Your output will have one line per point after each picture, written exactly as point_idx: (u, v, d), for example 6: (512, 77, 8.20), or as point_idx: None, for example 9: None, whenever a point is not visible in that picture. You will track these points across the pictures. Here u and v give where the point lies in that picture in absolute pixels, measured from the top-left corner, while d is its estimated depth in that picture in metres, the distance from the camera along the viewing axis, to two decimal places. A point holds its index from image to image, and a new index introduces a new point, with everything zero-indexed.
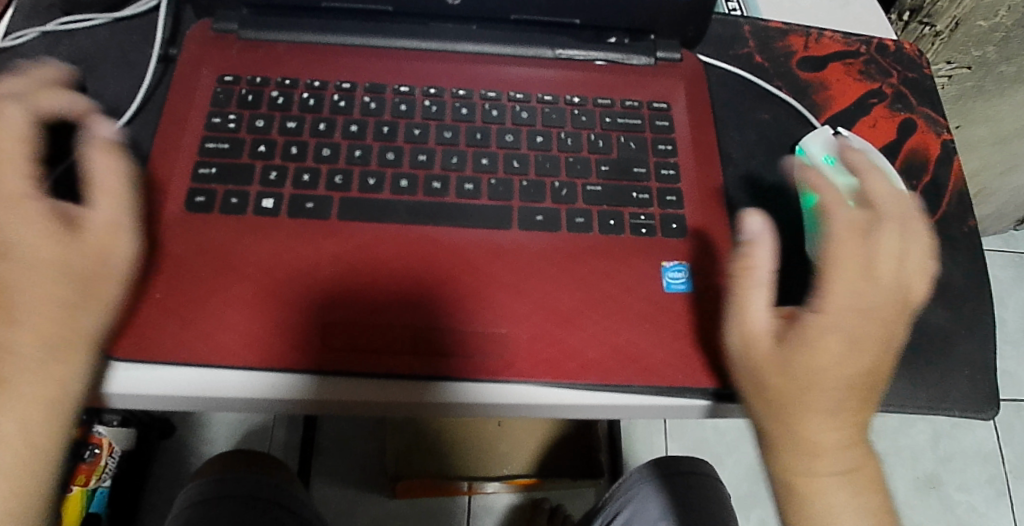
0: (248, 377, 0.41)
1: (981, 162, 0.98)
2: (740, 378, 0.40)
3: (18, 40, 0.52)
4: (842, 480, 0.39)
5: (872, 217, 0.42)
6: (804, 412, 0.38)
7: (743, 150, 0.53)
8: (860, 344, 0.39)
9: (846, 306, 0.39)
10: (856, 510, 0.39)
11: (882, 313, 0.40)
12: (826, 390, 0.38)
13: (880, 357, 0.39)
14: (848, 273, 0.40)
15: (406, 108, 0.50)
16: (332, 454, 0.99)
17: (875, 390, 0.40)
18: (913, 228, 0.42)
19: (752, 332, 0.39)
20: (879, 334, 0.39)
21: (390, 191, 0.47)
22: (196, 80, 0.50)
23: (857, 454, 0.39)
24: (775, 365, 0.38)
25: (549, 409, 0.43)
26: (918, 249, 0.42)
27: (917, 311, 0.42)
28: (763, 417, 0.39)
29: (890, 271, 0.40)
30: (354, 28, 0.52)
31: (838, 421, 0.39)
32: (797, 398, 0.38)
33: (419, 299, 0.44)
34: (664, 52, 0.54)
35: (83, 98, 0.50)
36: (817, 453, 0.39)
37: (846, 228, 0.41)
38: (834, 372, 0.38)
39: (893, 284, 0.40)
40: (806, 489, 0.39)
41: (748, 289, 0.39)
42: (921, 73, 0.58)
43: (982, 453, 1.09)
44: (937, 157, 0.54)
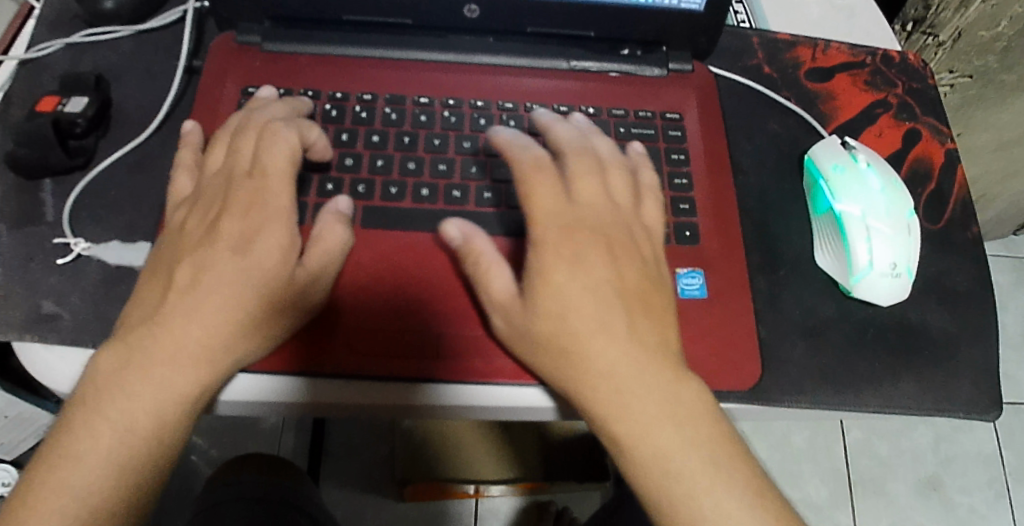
0: (276, 382, 0.43)
1: (982, 168, 1.00)
2: (521, 345, 0.42)
3: (44, 51, 0.53)
4: (659, 408, 0.38)
5: (573, 161, 0.45)
6: (584, 341, 0.40)
7: (754, 160, 0.55)
8: (584, 277, 0.41)
9: (554, 236, 0.42)
10: (682, 439, 0.38)
11: (604, 248, 0.42)
12: (558, 322, 0.40)
13: (613, 279, 0.42)
14: (553, 208, 0.43)
15: (426, 118, 0.51)
16: (341, 457, 1.00)
17: (645, 318, 0.41)
18: (620, 173, 0.47)
19: (499, 292, 0.42)
20: (598, 257, 0.42)
21: (412, 200, 0.48)
22: (221, 91, 0.51)
23: (661, 378, 0.39)
24: (514, 308, 0.41)
25: (557, 412, 0.45)
26: (623, 188, 0.46)
27: (650, 251, 0.44)
28: (561, 372, 0.40)
29: (587, 200, 0.44)
30: (374, 40, 0.54)
31: (619, 347, 0.40)
32: (555, 330, 0.40)
33: (440, 304, 0.45)
34: (676, 63, 0.56)
35: (109, 108, 0.51)
36: (619, 379, 0.39)
37: (534, 168, 0.44)
38: (566, 303, 0.40)
39: (596, 219, 0.44)
40: (641, 417, 0.38)
41: (484, 265, 0.42)
42: (926, 84, 0.60)
43: (982, 455, 1.10)
44: (941, 165, 0.56)
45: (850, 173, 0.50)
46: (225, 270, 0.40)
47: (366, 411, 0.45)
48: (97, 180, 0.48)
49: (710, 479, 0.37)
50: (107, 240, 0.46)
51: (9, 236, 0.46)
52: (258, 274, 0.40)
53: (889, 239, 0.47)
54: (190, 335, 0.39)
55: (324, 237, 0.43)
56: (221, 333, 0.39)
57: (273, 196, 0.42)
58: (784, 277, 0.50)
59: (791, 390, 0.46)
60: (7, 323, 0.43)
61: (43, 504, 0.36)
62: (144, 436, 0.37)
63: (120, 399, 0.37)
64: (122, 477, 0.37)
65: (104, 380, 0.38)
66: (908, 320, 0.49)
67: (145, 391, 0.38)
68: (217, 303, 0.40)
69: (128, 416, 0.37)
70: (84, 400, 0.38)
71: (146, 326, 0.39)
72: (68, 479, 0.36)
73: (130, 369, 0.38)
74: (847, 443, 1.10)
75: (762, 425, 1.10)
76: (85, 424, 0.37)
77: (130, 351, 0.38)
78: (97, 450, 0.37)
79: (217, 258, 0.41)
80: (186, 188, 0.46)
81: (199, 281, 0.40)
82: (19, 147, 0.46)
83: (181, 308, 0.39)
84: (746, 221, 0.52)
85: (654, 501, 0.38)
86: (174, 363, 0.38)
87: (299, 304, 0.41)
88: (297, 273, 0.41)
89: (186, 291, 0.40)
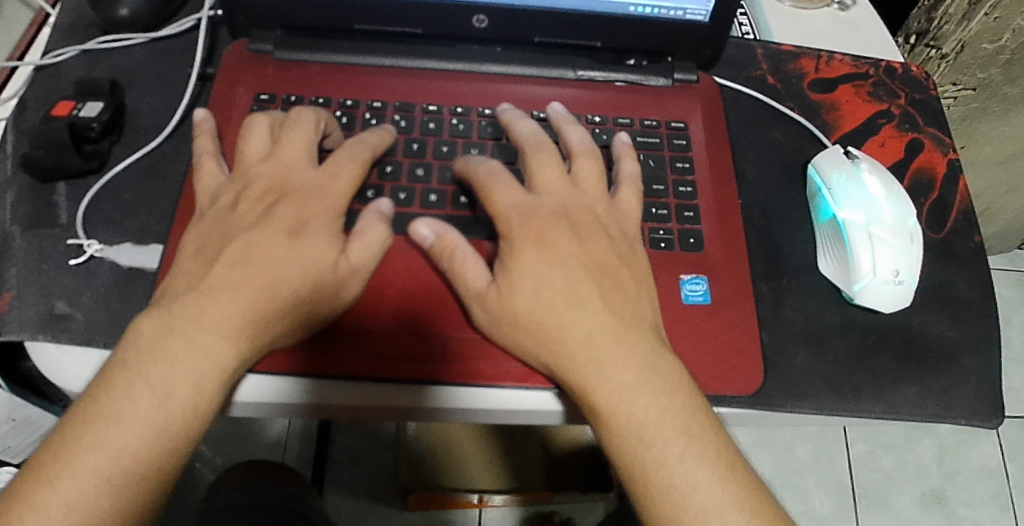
0: (282, 385, 0.43)
1: (986, 182, 1.00)
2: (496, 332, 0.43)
3: (59, 58, 0.54)
4: (634, 377, 0.40)
5: (536, 156, 0.47)
6: (556, 316, 0.42)
7: (757, 169, 0.55)
8: (553, 255, 0.43)
9: (519, 224, 0.44)
10: (656, 407, 0.40)
11: (569, 227, 0.44)
12: (530, 299, 0.42)
13: (580, 259, 0.44)
14: (518, 196, 0.45)
15: (435, 126, 0.52)
16: (343, 466, 1.00)
17: (613, 292, 0.43)
18: (590, 160, 0.49)
19: (473, 283, 0.43)
20: (566, 240, 0.44)
21: (420, 205, 0.48)
22: (234, 98, 0.52)
23: (634, 348, 0.41)
24: (488, 293, 0.42)
25: (542, 416, 0.45)
26: (592, 177, 0.48)
27: (620, 232, 0.46)
28: (538, 352, 0.42)
29: (546, 188, 0.46)
30: (385, 49, 0.55)
31: (592, 319, 0.42)
32: (527, 309, 0.42)
33: (447, 308, 0.45)
34: (681, 74, 0.56)
35: (123, 113, 0.52)
36: (592, 349, 0.41)
37: (489, 177, 0.46)
38: (535, 280, 0.42)
39: (559, 202, 0.46)
40: (616, 386, 0.40)
41: (460, 257, 0.43)
42: (928, 95, 0.60)
43: (986, 469, 1.10)
44: (944, 175, 0.56)
45: (850, 183, 0.50)
46: (274, 251, 0.42)
47: (369, 413, 0.45)
48: (111, 184, 0.49)
49: (683, 446, 0.39)
50: (120, 242, 0.47)
51: (24, 238, 0.46)
52: (307, 259, 0.42)
53: (889, 245, 0.48)
54: (234, 309, 0.40)
55: (364, 232, 0.43)
56: (266, 311, 0.40)
57: (327, 193, 0.44)
58: (787, 283, 0.50)
59: (795, 395, 0.46)
60: (21, 323, 0.43)
61: (77, 460, 0.36)
62: (182, 403, 0.38)
63: (164, 364, 0.38)
64: (156, 441, 0.37)
65: (148, 343, 0.38)
66: (910, 327, 0.49)
67: (190, 358, 0.38)
68: (264, 283, 0.41)
69: (169, 380, 0.38)
70: (127, 361, 0.38)
71: (192, 296, 0.40)
72: (104, 437, 0.36)
73: (176, 335, 0.38)
74: (851, 456, 1.09)
75: (766, 437, 1.10)
76: (127, 385, 0.37)
77: (176, 318, 0.39)
78: (136, 412, 0.37)
79: (267, 239, 0.42)
80: (207, 161, 0.47)
81: (250, 261, 0.41)
82: (35, 150, 0.47)
83: (228, 283, 0.40)
84: (750, 229, 0.52)
85: (631, 469, 0.39)
86: (217, 335, 0.39)
87: (338, 292, 0.42)
88: (340, 262, 0.42)
89: (233, 267, 0.41)
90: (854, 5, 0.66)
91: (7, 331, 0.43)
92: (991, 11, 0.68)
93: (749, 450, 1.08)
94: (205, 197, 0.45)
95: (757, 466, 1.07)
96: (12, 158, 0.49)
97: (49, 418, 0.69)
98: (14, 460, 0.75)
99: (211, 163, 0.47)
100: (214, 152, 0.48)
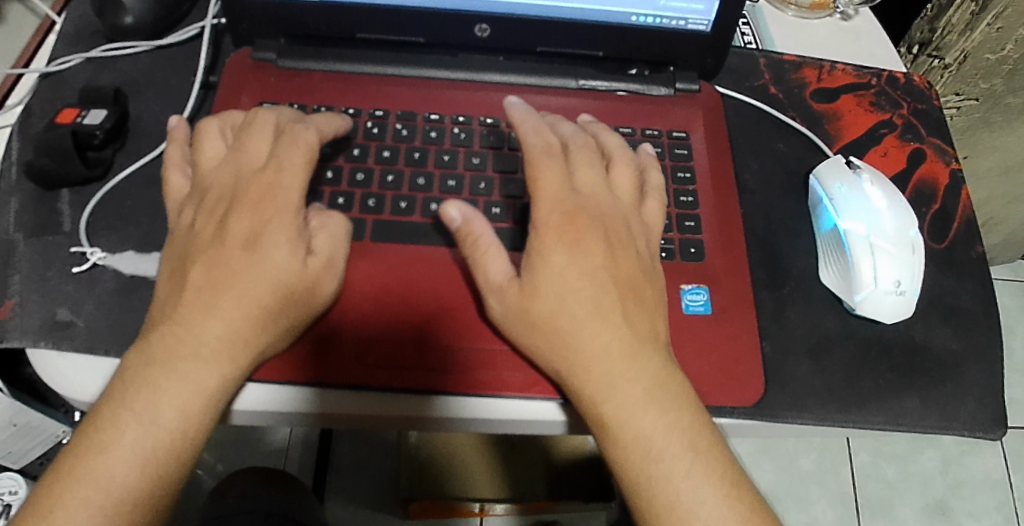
0: (284, 393, 0.43)
1: (990, 192, 1.00)
2: (514, 331, 0.42)
3: (64, 66, 0.54)
4: (644, 392, 0.40)
5: (586, 150, 0.47)
6: (574, 324, 0.41)
7: (759, 179, 0.55)
8: (583, 262, 0.42)
9: (557, 221, 0.43)
10: (664, 424, 0.39)
11: (604, 238, 0.43)
12: (554, 301, 0.41)
13: (610, 262, 0.43)
14: (554, 193, 0.44)
15: (437, 135, 0.52)
16: (345, 473, 1.00)
17: (636, 306, 0.42)
18: (624, 164, 0.48)
19: (500, 279, 0.42)
20: (602, 242, 0.43)
21: (421, 214, 0.49)
22: (237, 106, 0.52)
23: (645, 363, 0.40)
24: (509, 289, 0.42)
25: (539, 425, 0.45)
26: (627, 182, 0.47)
27: (646, 246, 0.45)
28: (549, 356, 0.41)
29: (587, 186, 0.45)
30: (389, 58, 0.55)
31: (608, 330, 0.41)
32: (547, 311, 0.41)
33: (449, 316, 0.45)
34: (683, 83, 0.56)
35: (127, 121, 0.52)
36: (607, 361, 0.40)
37: (541, 152, 0.45)
38: (563, 283, 0.41)
39: (597, 205, 0.44)
40: (626, 400, 0.39)
41: (483, 248, 0.43)
42: (930, 104, 0.60)
43: (990, 480, 1.09)
44: (946, 186, 0.56)
45: (855, 193, 0.50)
46: (237, 268, 0.41)
47: (372, 422, 0.45)
48: (114, 191, 0.49)
49: (690, 462, 0.39)
50: (122, 249, 0.47)
51: (27, 245, 0.46)
52: (270, 270, 0.41)
53: (892, 258, 0.47)
54: (210, 332, 0.39)
55: (323, 225, 0.44)
56: (243, 329, 0.40)
57: (281, 192, 0.42)
58: (788, 293, 0.50)
59: (795, 406, 0.46)
60: (23, 330, 0.43)
61: (69, 493, 0.36)
62: (168, 430, 0.38)
63: (145, 392, 0.38)
64: (147, 468, 0.37)
65: (132, 373, 0.38)
66: (913, 338, 0.49)
67: (171, 386, 0.38)
68: (236, 301, 0.40)
69: (154, 408, 0.38)
70: (113, 392, 0.38)
71: (169, 324, 0.40)
72: (95, 469, 0.37)
73: (154, 365, 0.38)
74: (854, 466, 1.09)
75: (768, 447, 1.09)
76: (113, 416, 0.37)
77: (156, 347, 0.39)
78: (124, 442, 0.37)
79: (227, 258, 0.41)
80: (174, 173, 0.46)
81: (219, 283, 0.40)
82: (39, 158, 0.47)
83: (201, 306, 0.40)
84: (752, 239, 0.52)
85: (636, 483, 0.39)
86: (197, 359, 0.39)
87: (313, 289, 0.42)
88: (308, 261, 0.42)
89: (203, 290, 0.40)
90: (856, 15, 0.67)
91: (8, 338, 0.43)
92: (993, 21, 0.68)
93: (751, 460, 1.08)
94: (172, 213, 0.45)
95: (760, 476, 1.06)
96: (17, 165, 0.50)
97: (53, 425, 0.71)
98: (15, 466, 0.74)
99: (179, 175, 0.46)
100: (182, 161, 0.47)
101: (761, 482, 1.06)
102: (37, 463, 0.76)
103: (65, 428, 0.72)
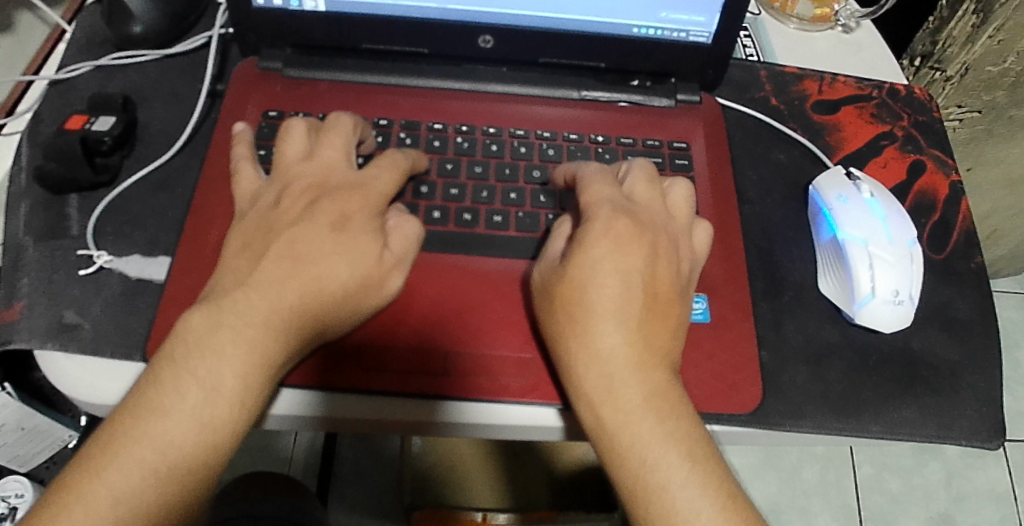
0: (286, 398, 0.44)
1: (994, 203, 1.00)
2: (544, 315, 0.43)
3: (74, 73, 0.55)
4: (642, 399, 0.40)
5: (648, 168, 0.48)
6: (591, 321, 0.41)
7: (759, 188, 0.56)
8: (622, 263, 0.42)
9: (606, 221, 0.43)
10: (662, 431, 0.39)
11: (650, 247, 0.43)
12: (579, 294, 0.42)
13: (649, 265, 0.42)
14: (604, 199, 0.45)
15: (440, 144, 0.53)
16: (348, 482, 1.00)
17: (659, 317, 0.42)
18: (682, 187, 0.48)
19: (548, 264, 0.44)
20: (643, 248, 0.43)
21: (424, 221, 0.49)
22: (243, 114, 0.53)
23: (650, 371, 0.40)
24: (551, 272, 0.43)
25: (536, 430, 0.45)
26: (683, 204, 0.48)
27: (687, 265, 0.45)
28: (562, 344, 0.42)
29: (647, 199, 0.46)
30: (393, 68, 0.56)
31: (621, 330, 0.41)
32: (576, 303, 0.41)
33: (452, 321, 0.46)
34: (684, 95, 0.57)
35: (135, 128, 0.53)
36: (611, 366, 0.40)
37: (596, 174, 0.47)
38: (591, 279, 0.41)
39: (652, 218, 0.45)
40: (624, 406, 0.40)
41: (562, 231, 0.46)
42: (931, 116, 0.61)
43: (994, 493, 1.09)
44: (945, 196, 0.56)
45: (856, 204, 0.51)
46: (322, 246, 0.42)
47: (379, 427, 0.45)
48: (121, 196, 0.50)
49: (688, 471, 0.38)
50: (129, 253, 0.48)
51: (35, 248, 0.47)
52: (352, 252, 0.42)
53: (892, 269, 0.48)
54: (285, 304, 0.40)
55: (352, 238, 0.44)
56: (295, 315, 0.40)
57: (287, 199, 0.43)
58: (786, 302, 0.50)
59: (792, 414, 0.46)
60: (31, 332, 0.44)
61: (125, 453, 0.35)
62: (231, 398, 0.37)
63: (211, 358, 0.37)
64: (206, 435, 0.37)
65: (197, 337, 0.38)
66: (910, 348, 0.49)
67: (239, 352, 0.38)
68: (307, 283, 0.41)
69: (217, 374, 0.37)
70: (176, 354, 0.38)
71: (244, 290, 0.40)
72: (154, 430, 0.36)
73: (224, 329, 0.38)
74: (857, 478, 1.08)
75: (772, 458, 1.09)
76: (178, 376, 0.37)
77: (226, 312, 0.39)
78: (184, 406, 0.36)
79: (313, 234, 0.42)
80: (245, 165, 0.48)
81: (290, 264, 0.41)
82: (48, 163, 0.48)
83: (277, 277, 0.40)
84: (752, 248, 0.52)
85: (635, 490, 0.39)
86: (266, 327, 0.39)
87: (377, 287, 0.43)
88: (384, 255, 0.43)
89: (282, 260, 0.41)
90: (858, 28, 0.67)
91: (16, 339, 0.44)
92: (995, 34, 0.69)
93: (755, 471, 1.07)
94: (245, 201, 0.46)
95: (763, 488, 1.06)
96: (27, 171, 0.50)
97: (60, 429, 0.71)
98: (21, 469, 0.75)
99: (249, 166, 0.48)
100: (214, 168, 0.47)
101: (764, 493, 1.06)
102: (43, 467, 0.76)
103: (71, 434, 0.73)
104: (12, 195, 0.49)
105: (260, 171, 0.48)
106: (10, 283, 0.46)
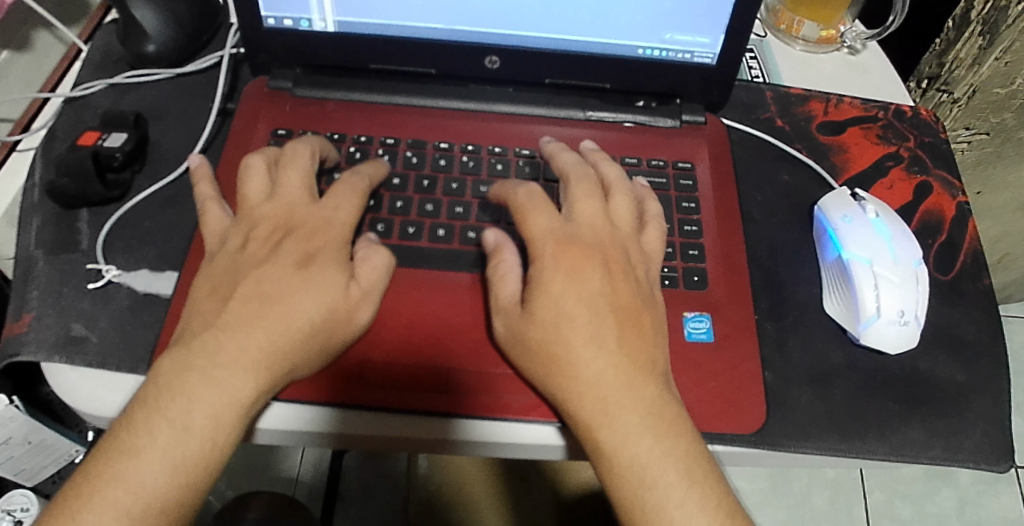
0: (291, 412, 0.44)
1: (1005, 226, 0.99)
2: (515, 354, 0.43)
3: (88, 91, 0.57)
4: (640, 418, 0.40)
5: (589, 177, 0.48)
6: (571, 348, 0.41)
7: (763, 209, 0.56)
8: (578, 287, 0.43)
9: (548, 244, 0.44)
10: (659, 450, 0.39)
11: (602, 266, 0.44)
12: (548, 328, 0.42)
13: (603, 284, 0.43)
14: (553, 221, 0.45)
15: (446, 162, 0.53)
16: (353, 501, 0.96)
17: (631, 333, 0.42)
18: (626, 198, 0.48)
19: (508, 298, 0.44)
20: (597, 270, 0.44)
21: (429, 239, 0.50)
22: (253, 132, 0.54)
23: (642, 393, 0.40)
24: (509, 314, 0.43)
25: (534, 449, 0.45)
26: (625, 212, 0.48)
27: (644, 274, 0.46)
28: (541, 375, 0.42)
29: (590, 213, 0.46)
30: (400, 87, 0.57)
31: (604, 356, 0.41)
32: (551, 337, 0.42)
33: (456, 339, 0.46)
34: (689, 115, 0.57)
35: (146, 145, 0.54)
36: (601, 387, 0.41)
37: (529, 201, 0.46)
38: (553, 309, 0.42)
39: (594, 237, 0.45)
40: (622, 427, 0.40)
41: (503, 270, 0.45)
42: (937, 137, 0.61)
43: (1008, 520, 1.06)
44: (952, 217, 0.56)
45: (860, 224, 0.51)
46: (281, 289, 0.42)
47: (382, 444, 0.46)
48: (132, 212, 0.51)
49: (683, 491, 0.38)
50: (138, 267, 0.48)
51: (46, 261, 0.48)
52: (311, 292, 0.42)
53: (895, 289, 0.47)
54: (250, 349, 0.40)
55: (367, 256, 0.45)
56: (281, 337, 0.41)
57: None
58: (791, 323, 0.50)
59: (797, 435, 0.45)
60: (38, 344, 0.45)
61: (99, 496, 0.36)
62: (200, 438, 0.38)
63: (180, 400, 0.38)
64: (176, 476, 0.37)
65: (166, 379, 0.39)
66: (917, 369, 0.48)
67: (206, 394, 0.38)
68: (269, 329, 0.41)
69: (187, 415, 0.38)
70: (147, 398, 0.38)
71: (211, 332, 0.40)
72: (127, 472, 0.37)
73: (193, 372, 0.39)
74: (868, 505, 1.07)
75: (781, 484, 1.07)
76: (147, 423, 0.38)
77: (194, 355, 0.39)
78: (155, 450, 0.37)
79: (265, 278, 0.42)
80: (211, 205, 0.47)
81: (254, 306, 0.41)
82: (60, 179, 0.49)
83: (242, 319, 0.41)
84: (756, 268, 0.52)
85: (630, 509, 0.38)
86: (227, 370, 0.39)
87: (349, 317, 0.43)
88: (350, 288, 0.43)
89: (250, 302, 0.41)
90: (864, 50, 0.67)
91: (24, 351, 0.44)
92: (1002, 55, 0.68)
93: (762, 497, 1.06)
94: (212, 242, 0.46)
95: (771, 513, 1.05)
96: (39, 186, 0.51)
97: (66, 444, 0.72)
98: (28, 483, 0.75)
99: (214, 206, 0.47)
100: (200, 196, 0.48)
101: (771, 520, 1.05)
102: (50, 481, 0.76)
103: (80, 448, 0.74)
104: (25, 210, 0.50)
105: (227, 213, 0.47)
106: (20, 296, 0.47)
